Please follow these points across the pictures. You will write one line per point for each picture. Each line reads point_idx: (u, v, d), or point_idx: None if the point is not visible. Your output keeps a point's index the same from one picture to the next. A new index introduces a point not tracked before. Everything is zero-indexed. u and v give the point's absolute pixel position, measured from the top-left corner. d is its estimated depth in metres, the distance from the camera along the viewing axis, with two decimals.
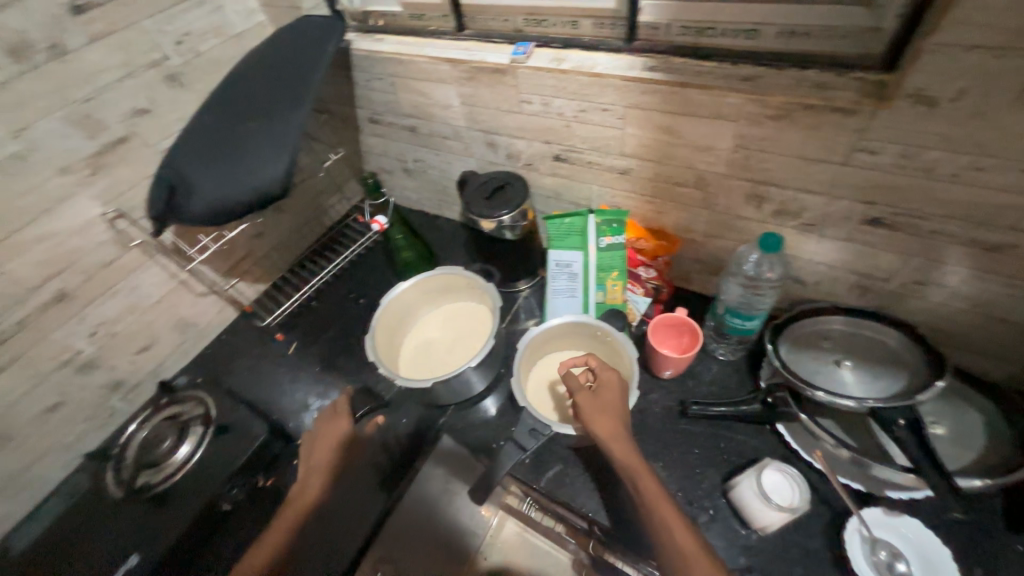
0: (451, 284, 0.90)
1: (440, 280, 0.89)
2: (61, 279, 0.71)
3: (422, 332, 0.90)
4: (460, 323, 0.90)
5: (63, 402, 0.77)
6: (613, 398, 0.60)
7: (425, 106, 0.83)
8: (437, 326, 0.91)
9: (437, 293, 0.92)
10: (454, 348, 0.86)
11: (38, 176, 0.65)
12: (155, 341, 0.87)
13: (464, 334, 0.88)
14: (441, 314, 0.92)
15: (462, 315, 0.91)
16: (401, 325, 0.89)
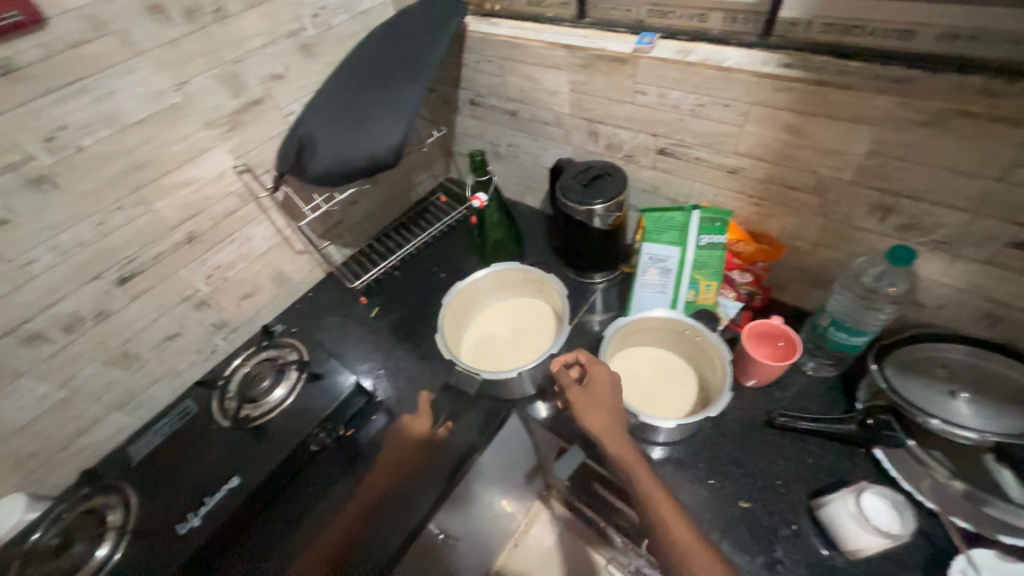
0: (523, 280, 0.91)
1: (512, 274, 0.91)
2: (194, 222, 0.79)
3: (484, 325, 0.90)
4: (526, 319, 0.90)
5: (180, 333, 0.85)
6: (609, 399, 0.61)
7: (530, 92, 0.85)
8: (500, 320, 0.91)
9: (509, 287, 0.93)
10: (516, 343, 0.85)
11: (192, 126, 0.72)
12: (257, 289, 0.94)
13: (529, 330, 0.87)
14: (505, 309, 0.93)
15: (529, 311, 0.91)
16: (471, 311, 0.91)
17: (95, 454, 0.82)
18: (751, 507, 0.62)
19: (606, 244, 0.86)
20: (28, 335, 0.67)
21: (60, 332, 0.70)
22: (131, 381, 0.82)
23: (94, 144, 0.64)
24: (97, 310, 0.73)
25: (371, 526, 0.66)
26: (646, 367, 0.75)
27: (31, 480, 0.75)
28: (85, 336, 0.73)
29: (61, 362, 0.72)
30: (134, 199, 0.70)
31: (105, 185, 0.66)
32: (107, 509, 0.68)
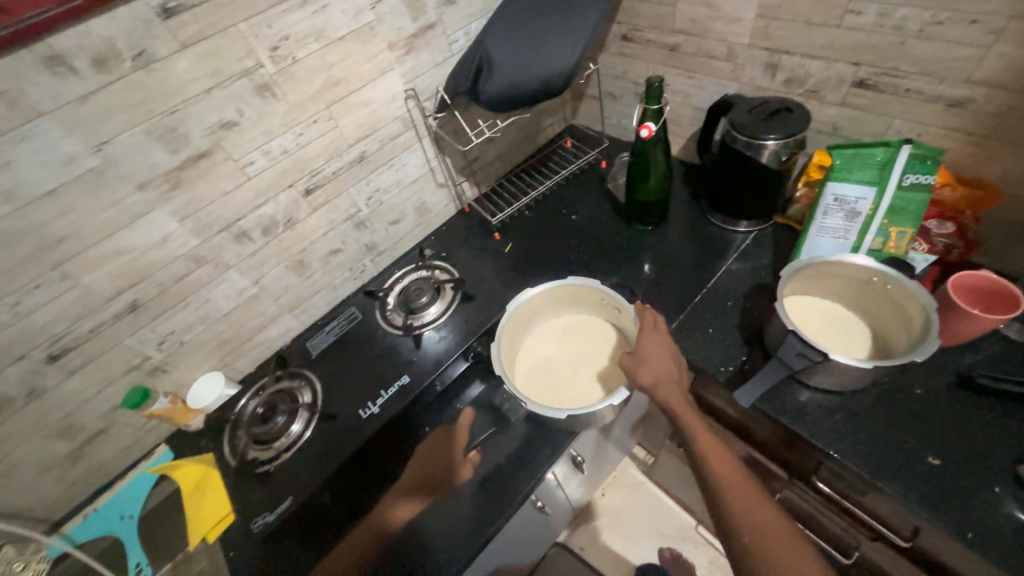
0: (584, 297, 0.83)
1: (569, 290, 0.82)
2: (366, 142, 0.83)
3: (539, 345, 0.83)
4: (581, 339, 0.83)
5: (341, 249, 0.91)
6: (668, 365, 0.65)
7: (704, 21, 0.80)
8: (555, 339, 0.84)
9: (565, 302, 0.85)
10: (577, 370, 0.79)
11: (377, 47, 0.76)
12: (403, 216, 0.99)
13: (588, 352, 0.81)
14: (561, 327, 0.85)
15: (584, 330, 0.84)
16: (523, 329, 0.83)
17: (266, 352, 0.90)
18: (944, 464, 0.58)
19: (770, 188, 0.79)
20: (237, 231, 0.75)
21: (259, 233, 0.77)
22: (300, 289, 0.89)
23: (307, 57, 0.69)
24: (287, 216, 0.79)
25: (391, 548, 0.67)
26: (828, 311, 0.70)
27: (222, 364, 0.85)
28: (275, 240, 0.80)
29: (256, 261, 0.79)
30: (326, 114, 0.75)
31: (307, 97, 0.72)
32: (297, 390, 0.79)
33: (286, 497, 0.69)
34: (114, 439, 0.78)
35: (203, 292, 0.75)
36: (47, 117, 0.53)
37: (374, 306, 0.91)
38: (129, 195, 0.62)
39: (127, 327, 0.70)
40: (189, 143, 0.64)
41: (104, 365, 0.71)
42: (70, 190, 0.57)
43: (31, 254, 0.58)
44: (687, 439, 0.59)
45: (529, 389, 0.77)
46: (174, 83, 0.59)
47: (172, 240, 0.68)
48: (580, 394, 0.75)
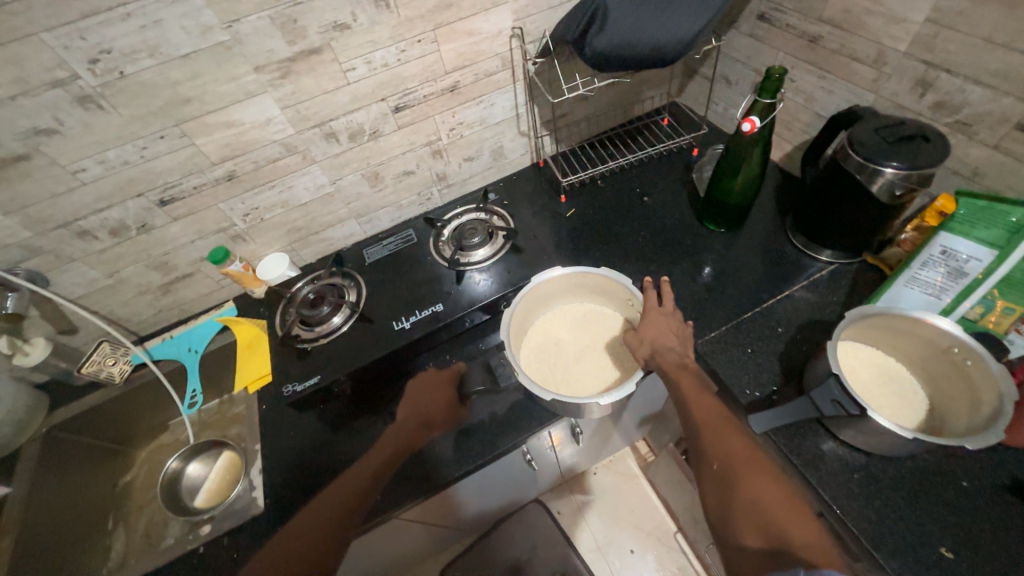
0: (609, 290, 0.79)
1: (597, 280, 0.79)
2: (461, 73, 0.84)
3: (553, 325, 0.82)
4: (597, 330, 0.80)
5: (414, 172, 0.95)
6: (676, 342, 0.67)
7: (860, 14, 0.69)
8: (570, 324, 0.82)
9: (588, 289, 0.82)
10: (582, 360, 0.77)
11: None
12: (478, 155, 1.00)
13: (600, 345, 0.79)
14: (580, 313, 0.83)
15: (602, 322, 0.81)
16: (541, 305, 0.82)
17: (330, 247, 0.99)
18: (955, 560, 0.54)
19: (870, 220, 0.71)
20: (328, 131, 0.80)
21: (346, 137, 0.82)
22: (369, 199, 0.95)
23: None
24: (373, 127, 0.84)
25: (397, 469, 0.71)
26: (882, 370, 0.65)
27: (289, 248, 0.95)
28: (358, 148, 0.85)
29: (338, 163, 0.85)
30: (431, 35, 0.76)
31: (417, 15, 0.73)
32: (346, 288, 0.87)
33: (315, 375, 0.77)
34: (195, 285, 0.91)
35: (288, 179, 0.83)
36: None
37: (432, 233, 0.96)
38: (245, 74, 0.68)
39: (222, 192, 0.79)
40: (304, 38, 0.68)
41: (199, 220, 0.81)
42: (200, 58, 0.64)
43: (162, 108, 0.66)
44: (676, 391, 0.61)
45: (529, 364, 0.77)
46: None
47: (273, 125, 0.75)
48: (577, 385, 0.74)
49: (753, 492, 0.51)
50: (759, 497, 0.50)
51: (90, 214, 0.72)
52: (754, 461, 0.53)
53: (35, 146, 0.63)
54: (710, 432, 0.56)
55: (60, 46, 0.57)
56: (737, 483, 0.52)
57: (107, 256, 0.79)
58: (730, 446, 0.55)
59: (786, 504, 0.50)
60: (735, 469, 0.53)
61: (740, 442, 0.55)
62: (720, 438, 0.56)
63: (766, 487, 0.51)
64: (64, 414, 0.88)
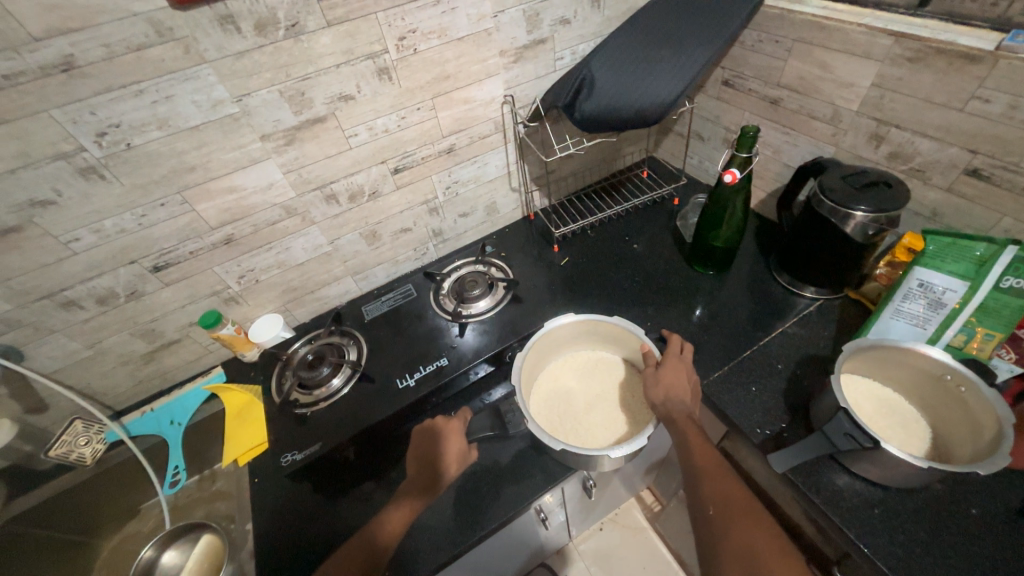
0: (619, 338, 0.81)
1: (610, 328, 0.80)
2: (458, 136, 0.89)
3: (562, 373, 0.82)
4: (607, 378, 0.81)
5: (411, 229, 0.97)
6: (686, 390, 0.67)
7: (814, 80, 0.79)
8: (581, 372, 0.82)
9: (600, 337, 0.83)
10: (593, 409, 0.76)
11: (489, 52, 0.81)
12: (473, 211, 1.04)
13: (610, 393, 0.78)
14: (591, 361, 0.84)
15: (611, 370, 0.82)
16: (552, 352, 0.83)
17: (324, 305, 0.98)
18: None
19: (849, 259, 0.76)
20: (329, 192, 0.82)
21: (346, 199, 0.84)
22: (366, 256, 0.95)
23: (426, 50, 0.75)
24: (373, 188, 0.86)
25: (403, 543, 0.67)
26: (884, 403, 0.67)
27: (284, 308, 0.93)
28: (357, 208, 0.87)
29: (336, 223, 0.87)
30: (430, 104, 0.81)
31: (417, 86, 0.78)
32: (346, 347, 0.86)
33: (316, 442, 0.73)
34: (182, 352, 0.87)
35: (288, 240, 0.83)
36: (207, 64, 0.61)
37: (431, 287, 0.97)
38: (252, 142, 0.70)
39: (219, 256, 0.78)
40: (310, 108, 0.71)
41: (192, 284, 0.79)
42: (208, 129, 0.66)
43: (165, 176, 0.67)
44: (679, 441, 0.62)
45: (538, 412, 0.76)
46: (312, 54, 0.67)
47: (275, 188, 0.76)
48: (586, 436, 0.73)
49: (743, 538, 0.50)
50: (749, 543, 0.50)
51: (77, 282, 0.70)
52: (747, 510, 0.53)
53: (30, 217, 0.61)
54: (709, 475, 0.57)
55: (68, 121, 0.57)
56: (730, 529, 0.52)
57: (91, 325, 0.75)
58: (726, 494, 0.55)
59: (777, 553, 0.48)
60: (729, 515, 0.53)
61: (740, 492, 0.55)
62: (717, 482, 0.56)
63: (758, 535, 0.50)
64: (21, 505, 0.79)
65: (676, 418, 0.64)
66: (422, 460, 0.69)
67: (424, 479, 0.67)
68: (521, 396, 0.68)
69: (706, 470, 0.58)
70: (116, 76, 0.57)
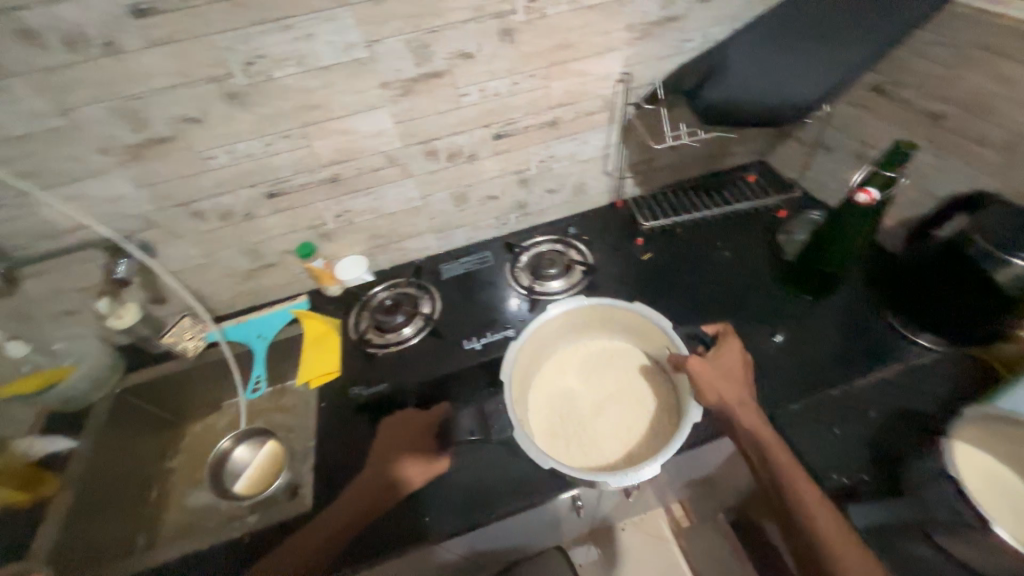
0: (632, 326, 0.79)
1: (629, 318, 0.79)
2: (565, 109, 0.86)
3: (564, 370, 0.81)
4: (615, 377, 0.79)
5: (499, 196, 0.97)
6: (734, 396, 0.66)
7: (995, 98, 0.67)
8: (586, 371, 0.80)
9: (597, 327, 0.82)
10: (601, 412, 0.75)
11: (615, 24, 0.77)
12: (561, 188, 1.02)
13: (620, 394, 0.77)
14: (601, 357, 0.82)
15: (619, 369, 0.80)
16: (545, 350, 0.81)
17: (404, 257, 1.02)
18: None
19: (987, 313, 0.65)
20: (431, 148, 0.83)
21: (445, 156, 0.86)
22: (451, 216, 0.97)
23: (552, 16, 0.73)
24: (471, 151, 0.87)
25: (439, 491, 0.68)
26: (1000, 484, 0.58)
27: (368, 252, 0.98)
28: (453, 168, 0.88)
29: (432, 179, 0.89)
30: (544, 72, 0.79)
31: (536, 52, 0.76)
32: (421, 299, 0.90)
33: (382, 382, 0.80)
34: (277, 275, 0.95)
35: (385, 188, 0.87)
36: (349, 6, 0.63)
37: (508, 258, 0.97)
38: (372, 88, 0.72)
39: (323, 193, 0.84)
40: (430, 62, 0.72)
41: (297, 215, 0.86)
42: (338, 70, 0.69)
43: (293, 110, 0.71)
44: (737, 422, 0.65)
45: (535, 412, 0.75)
46: (444, 7, 0.67)
47: (384, 136, 0.79)
48: (590, 444, 0.71)
49: (807, 512, 0.57)
50: (812, 521, 0.56)
51: (207, 196, 0.77)
52: (816, 497, 0.58)
53: (180, 131, 0.68)
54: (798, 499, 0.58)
55: (225, 47, 0.62)
56: (795, 504, 0.58)
57: (210, 237, 0.83)
58: (821, 529, 0.56)
59: (839, 533, 0.55)
60: (794, 492, 0.58)
61: (832, 523, 0.56)
62: (784, 461, 0.61)
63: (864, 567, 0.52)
64: (135, 378, 0.89)
65: (731, 401, 0.66)
66: (399, 441, 0.73)
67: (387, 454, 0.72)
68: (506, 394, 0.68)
69: (773, 448, 0.62)
70: (270, 9, 0.61)
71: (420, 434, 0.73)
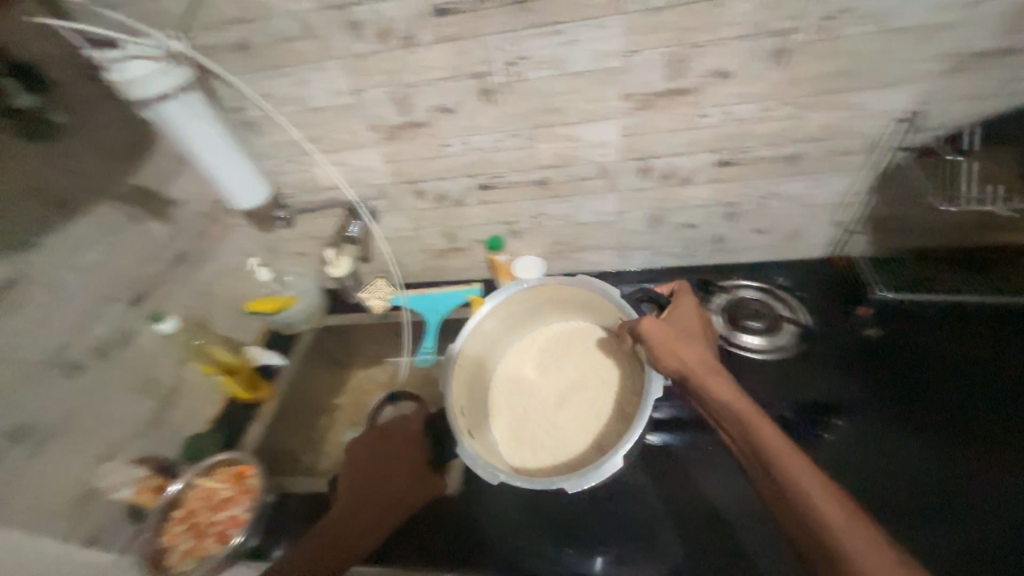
0: (589, 304, 0.80)
1: (580, 293, 0.80)
2: (813, 144, 0.74)
3: (523, 359, 0.85)
4: (580, 357, 0.81)
5: (697, 226, 0.89)
6: (696, 365, 0.61)
7: None
8: (541, 362, 0.83)
9: (559, 304, 0.84)
10: (562, 406, 0.76)
11: (921, 53, 0.63)
12: (771, 230, 0.89)
13: (582, 384, 0.78)
14: (559, 339, 0.85)
15: (577, 345, 0.83)
16: (493, 343, 0.84)
17: (578, 267, 1.00)
18: None
19: None
20: (646, 166, 0.79)
21: (657, 176, 0.81)
22: (639, 237, 0.93)
23: (843, 38, 0.62)
24: (687, 175, 0.80)
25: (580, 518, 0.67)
26: None
27: (546, 256, 0.98)
28: (661, 189, 0.83)
29: (634, 196, 0.85)
30: (806, 100, 0.69)
31: (805, 77, 0.66)
32: None
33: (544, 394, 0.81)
34: (460, 259, 1.01)
35: (586, 198, 0.86)
36: (622, 15, 0.62)
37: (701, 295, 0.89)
38: (612, 99, 0.71)
39: (528, 192, 0.86)
40: (682, 78, 0.67)
41: (498, 208, 0.89)
42: (587, 78, 0.68)
43: (533, 111, 0.73)
44: (699, 386, 0.60)
45: (496, 416, 0.79)
46: (718, 21, 0.62)
47: (605, 147, 0.77)
48: (555, 439, 0.73)
49: (798, 484, 0.49)
50: (807, 496, 0.48)
51: (431, 179, 0.85)
52: (792, 454, 0.52)
53: (433, 119, 0.75)
54: (790, 473, 0.50)
55: (496, 47, 0.66)
56: (777, 469, 0.51)
57: (421, 214, 0.92)
58: (831, 518, 0.47)
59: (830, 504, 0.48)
60: (784, 471, 0.50)
61: (778, 439, 0.53)
62: (763, 432, 0.53)
63: (831, 504, 0.47)
64: (335, 319, 1.02)
65: (697, 373, 0.60)
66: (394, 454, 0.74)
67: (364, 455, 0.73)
68: (447, 389, 0.73)
69: (741, 406, 0.56)
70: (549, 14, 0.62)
71: (407, 446, 0.75)
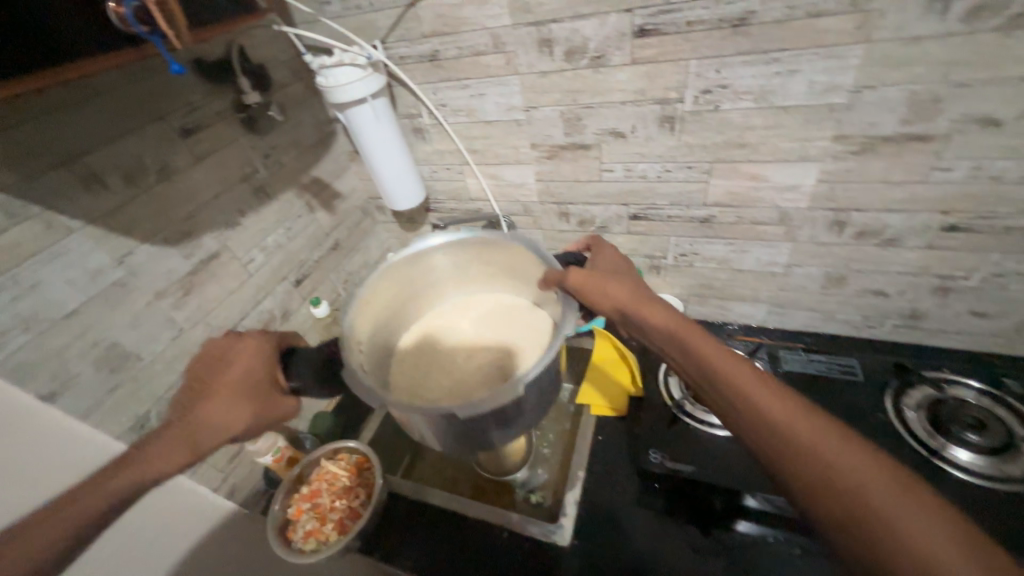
0: (502, 258, 0.66)
1: (509, 250, 0.64)
2: None
3: (452, 312, 0.71)
4: (500, 322, 0.67)
5: (888, 295, 0.74)
6: (624, 297, 0.51)
7: None
8: (476, 318, 0.69)
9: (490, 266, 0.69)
10: (465, 360, 0.62)
11: None
12: (995, 315, 0.71)
13: (495, 349, 0.62)
14: (491, 306, 0.70)
15: (505, 311, 0.68)
16: (423, 287, 0.69)
17: (718, 315, 0.90)
18: None
19: None
20: (841, 219, 0.67)
21: (852, 232, 0.68)
22: (806, 296, 0.80)
23: None
24: (895, 235, 0.66)
25: None
26: None
27: (685, 297, 0.89)
28: (853, 246, 0.70)
29: (814, 251, 0.72)
30: None
31: None
32: None
33: (688, 463, 0.66)
34: None
35: (752, 245, 0.75)
36: (866, 45, 0.52)
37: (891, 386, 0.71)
38: (821, 139, 0.60)
39: (684, 229, 0.78)
40: (925, 122, 0.55)
41: (646, 241, 0.83)
42: (796, 113, 0.59)
43: (717, 145, 0.65)
44: (641, 320, 0.49)
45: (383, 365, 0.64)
46: (1002, 57, 0.49)
47: (794, 192, 0.66)
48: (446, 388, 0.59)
49: (799, 432, 0.35)
50: (822, 447, 0.34)
51: (580, 203, 0.81)
52: (763, 384, 0.38)
53: (600, 142, 0.71)
54: (760, 404, 0.37)
55: (694, 73, 0.60)
56: (762, 417, 0.36)
57: (560, 236, 0.89)
58: (841, 464, 0.33)
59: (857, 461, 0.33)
60: (770, 416, 0.36)
61: (767, 387, 0.38)
62: (734, 370, 0.40)
63: (847, 445, 0.33)
64: None
65: (634, 300, 0.50)
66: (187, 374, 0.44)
67: (264, 385, 0.52)
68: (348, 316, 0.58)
69: (691, 336, 0.45)
70: (769, 40, 0.55)
71: (238, 363, 0.51)
